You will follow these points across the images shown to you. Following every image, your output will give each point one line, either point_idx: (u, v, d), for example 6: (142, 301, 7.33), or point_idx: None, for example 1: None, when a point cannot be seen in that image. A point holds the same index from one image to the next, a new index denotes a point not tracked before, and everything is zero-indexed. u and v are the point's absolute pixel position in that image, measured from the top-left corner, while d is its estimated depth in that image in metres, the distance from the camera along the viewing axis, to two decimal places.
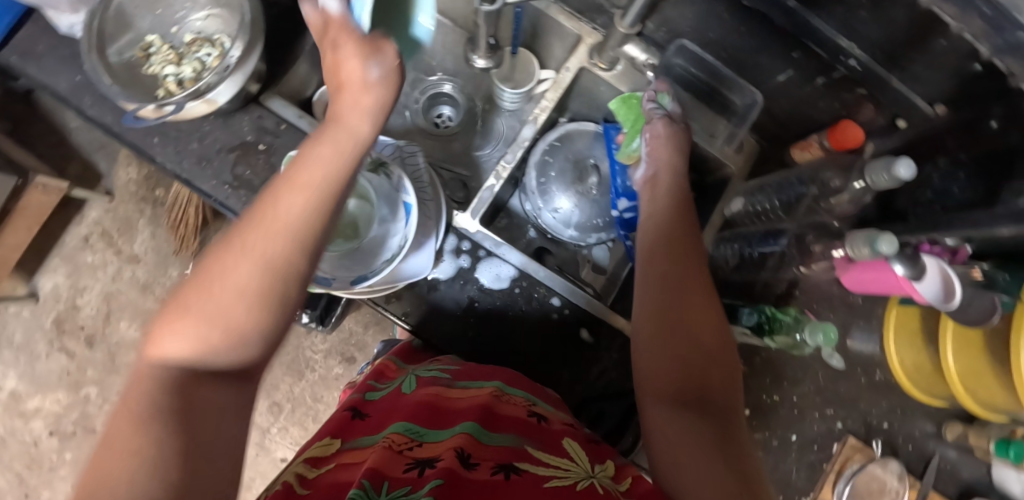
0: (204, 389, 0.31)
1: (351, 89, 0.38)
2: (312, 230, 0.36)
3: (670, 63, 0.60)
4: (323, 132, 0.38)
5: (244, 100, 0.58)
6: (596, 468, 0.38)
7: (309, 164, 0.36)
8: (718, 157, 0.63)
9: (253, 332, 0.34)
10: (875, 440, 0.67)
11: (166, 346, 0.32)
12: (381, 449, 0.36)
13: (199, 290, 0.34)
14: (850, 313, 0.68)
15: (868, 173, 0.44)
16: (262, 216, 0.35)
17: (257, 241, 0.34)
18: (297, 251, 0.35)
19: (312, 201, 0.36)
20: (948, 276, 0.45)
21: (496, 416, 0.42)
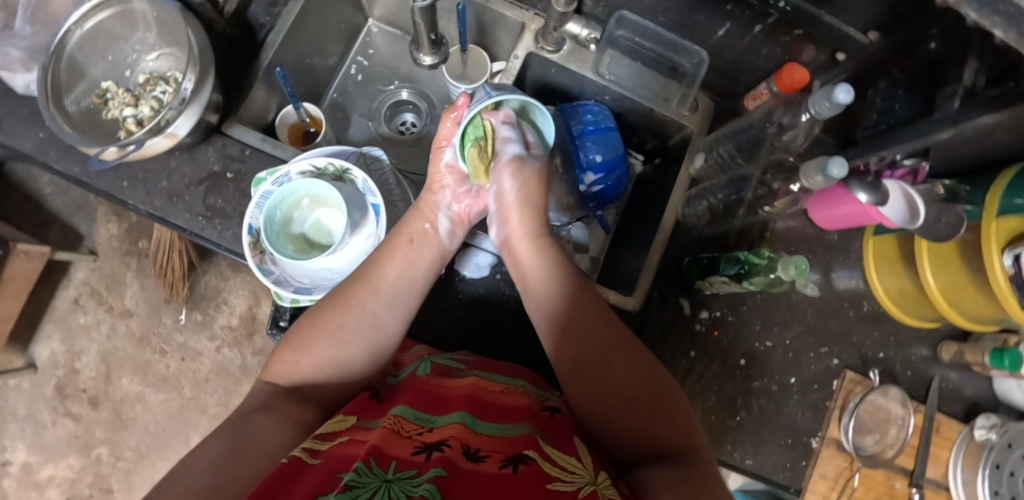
0: (293, 399, 0.41)
1: (436, 181, 0.56)
2: (403, 297, 0.49)
3: (615, 35, 0.65)
4: (411, 211, 0.54)
5: (205, 132, 0.60)
6: (598, 478, 0.33)
7: (400, 242, 0.51)
8: (676, 120, 0.66)
9: (347, 362, 0.45)
10: (872, 370, 0.69)
11: (279, 371, 0.44)
12: (386, 430, 0.32)
13: (304, 332, 0.45)
14: (829, 251, 0.71)
15: (811, 104, 0.48)
16: (364, 278, 0.48)
17: (364, 296, 0.48)
18: (391, 309, 0.48)
19: (401, 274, 0.50)
20: (912, 198, 0.56)
21: (510, 409, 0.39)
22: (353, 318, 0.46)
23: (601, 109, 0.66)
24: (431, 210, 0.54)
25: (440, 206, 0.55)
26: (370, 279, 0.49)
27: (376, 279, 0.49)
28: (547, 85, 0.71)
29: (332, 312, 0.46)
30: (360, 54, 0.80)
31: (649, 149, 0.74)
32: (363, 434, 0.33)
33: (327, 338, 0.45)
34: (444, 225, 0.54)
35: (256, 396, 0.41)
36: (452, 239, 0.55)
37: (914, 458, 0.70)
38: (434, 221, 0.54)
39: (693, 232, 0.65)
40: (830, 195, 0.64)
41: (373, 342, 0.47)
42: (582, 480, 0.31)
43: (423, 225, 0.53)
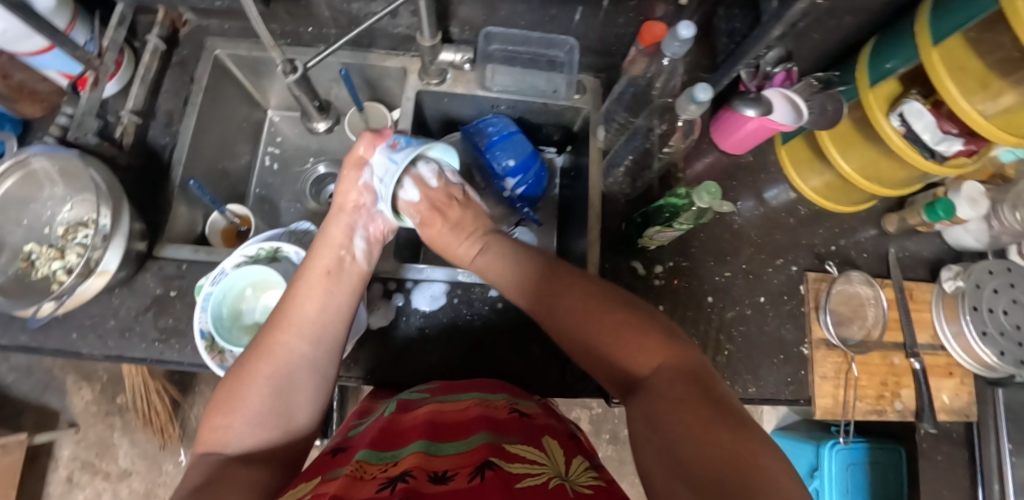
0: (230, 468, 0.38)
1: (348, 204, 0.52)
2: (329, 331, 0.47)
3: (489, 50, 0.70)
4: (319, 239, 0.51)
5: (138, 260, 0.61)
6: (569, 468, 0.35)
7: (314, 274, 0.48)
8: (570, 105, 0.71)
9: (289, 409, 0.43)
10: (829, 263, 0.72)
11: (214, 434, 0.41)
12: (345, 478, 0.33)
13: (233, 387, 0.42)
14: (751, 172, 0.75)
15: (665, 49, 0.52)
16: (283, 322, 0.45)
17: (286, 338, 0.45)
18: (320, 343, 0.46)
19: (322, 307, 0.47)
20: (792, 99, 0.62)
21: (473, 423, 0.40)
22: (283, 363, 0.43)
23: (500, 118, 0.69)
24: (344, 238, 0.51)
25: (352, 229, 0.52)
26: (289, 320, 0.46)
27: (293, 319, 0.46)
28: (447, 114, 0.75)
29: (256, 365, 0.43)
30: (270, 144, 0.83)
31: (559, 140, 0.78)
32: (325, 486, 0.34)
33: (260, 389, 0.42)
34: (361, 248, 0.52)
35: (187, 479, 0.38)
36: (369, 257, 0.53)
37: (900, 331, 0.73)
38: (350, 247, 0.51)
39: (621, 195, 0.68)
40: (728, 123, 0.69)
41: (308, 382, 0.44)
42: (543, 470, 0.34)
43: (338, 256, 0.50)
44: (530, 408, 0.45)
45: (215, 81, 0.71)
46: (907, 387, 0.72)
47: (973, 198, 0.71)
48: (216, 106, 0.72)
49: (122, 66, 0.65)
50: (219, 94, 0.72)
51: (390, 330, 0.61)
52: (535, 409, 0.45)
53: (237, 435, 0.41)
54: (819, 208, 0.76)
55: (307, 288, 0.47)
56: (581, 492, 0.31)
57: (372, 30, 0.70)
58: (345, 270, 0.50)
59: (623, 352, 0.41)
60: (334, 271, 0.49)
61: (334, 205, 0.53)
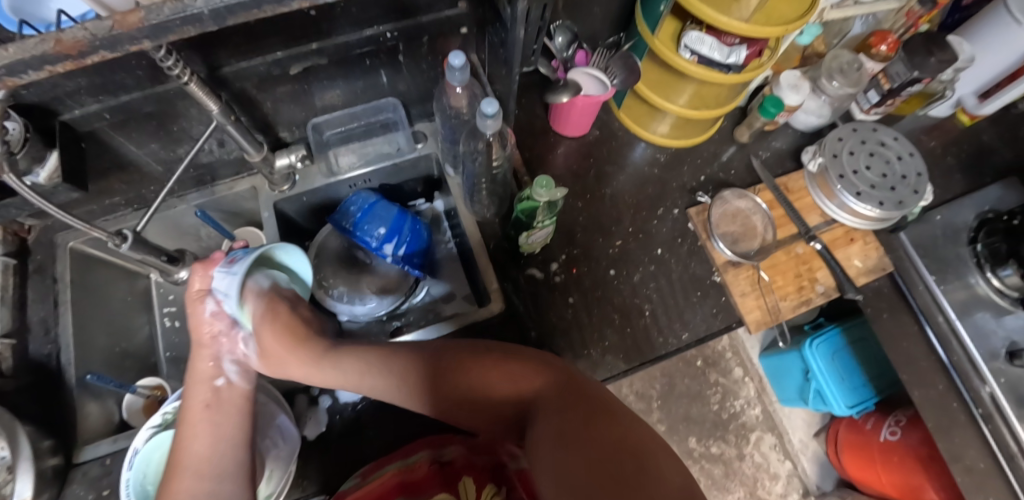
0: None
1: (204, 337, 0.50)
2: (226, 462, 0.46)
3: (324, 138, 0.75)
4: (188, 374, 0.50)
5: (59, 475, 0.60)
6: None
7: (193, 413, 0.48)
8: (416, 156, 0.74)
9: None
10: (700, 195, 0.76)
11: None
12: None
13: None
14: (605, 143, 0.80)
15: (450, 79, 0.55)
16: (179, 468, 0.46)
17: (184, 484, 0.45)
18: (217, 476, 0.45)
19: (212, 440, 0.46)
20: (594, 73, 0.67)
21: (392, 492, 0.44)
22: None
23: (358, 195, 0.71)
24: (213, 367, 0.50)
25: (218, 355, 0.50)
26: (182, 466, 0.46)
27: (188, 462, 0.46)
28: (313, 211, 0.77)
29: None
30: (165, 304, 0.83)
31: (424, 189, 0.82)
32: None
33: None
34: (236, 371, 0.51)
35: None
36: (248, 376, 0.52)
37: (792, 224, 0.77)
38: (223, 375, 0.50)
39: (495, 219, 0.71)
40: (560, 112, 0.74)
41: None
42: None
43: (213, 386, 0.49)
44: (449, 453, 0.47)
45: (81, 272, 0.72)
46: (820, 269, 0.75)
47: (794, 84, 0.76)
48: (93, 294, 0.73)
49: None
50: (92, 282, 0.73)
51: (328, 428, 0.61)
52: (457, 453, 0.48)
53: None
54: (676, 149, 0.81)
55: (191, 432, 0.47)
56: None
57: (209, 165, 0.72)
58: (227, 393, 0.49)
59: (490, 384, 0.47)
60: (213, 400, 0.48)
61: (192, 337, 0.51)
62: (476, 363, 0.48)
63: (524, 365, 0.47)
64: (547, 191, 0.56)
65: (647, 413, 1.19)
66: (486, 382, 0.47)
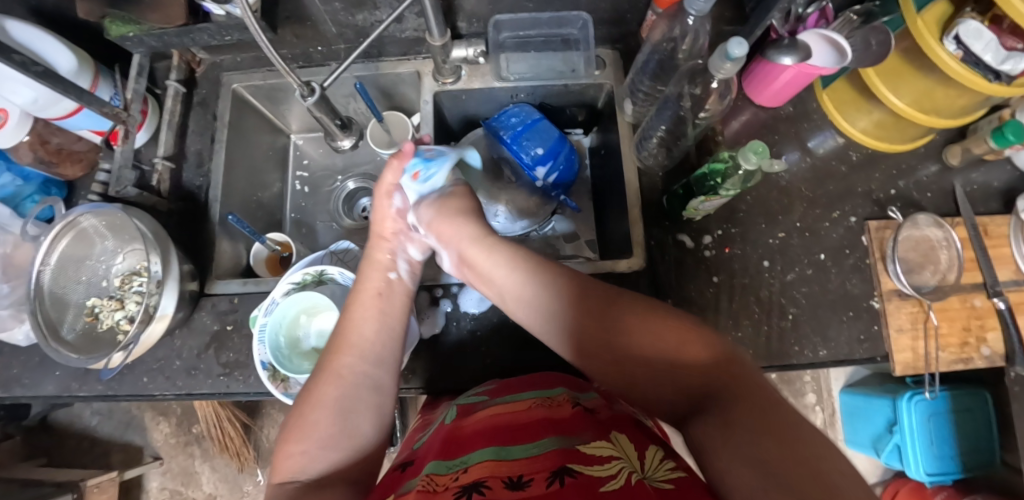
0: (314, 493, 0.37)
1: (387, 231, 0.53)
2: (389, 351, 0.47)
3: (500, 39, 0.69)
4: (365, 262, 0.52)
5: (192, 299, 0.63)
6: (647, 464, 0.35)
7: (366, 295, 0.49)
8: (592, 82, 0.68)
9: (364, 425, 0.42)
10: (891, 209, 0.67)
11: (283, 468, 0.40)
12: (418, 494, 0.34)
13: (300, 407, 0.43)
14: (794, 124, 0.71)
15: (688, 6, 0.51)
16: (345, 345, 0.46)
17: (346, 362, 0.45)
18: (379, 366, 0.45)
19: (379, 328, 0.47)
20: (836, 40, 0.57)
21: (539, 423, 0.40)
22: (350, 385, 0.43)
23: (521, 107, 0.67)
24: (388, 259, 0.52)
25: (398, 249, 0.53)
26: (350, 342, 0.46)
27: (355, 342, 0.46)
28: (466, 112, 0.73)
29: (322, 390, 0.43)
30: (298, 168, 0.84)
31: (584, 120, 0.76)
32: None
33: (326, 414, 0.42)
34: (407, 269, 0.53)
35: None
36: (414, 278, 0.53)
37: (980, 271, 0.67)
38: (397, 270, 0.52)
39: (658, 171, 0.66)
40: (762, 75, 0.65)
41: (374, 402, 0.44)
42: (621, 465, 0.34)
43: (388, 275, 0.51)
44: (590, 400, 0.45)
45: (238, 114, 0.72)
46: (993, 330, 0.65)
47: None
48: (243, 139, 0.73)
49: (148, 114, 0.67)
50: (244, 128, 0.74)
51: (443, 334, 0.61)
52: (595, 401, 0.45)
53: (311, 461, 0.40)
54: (872, 151, 0.70)
55: (363, 312, 0.48)
56: (663, 489, 0.31)
57: (381, 38, 0.69)
58: (400, 289, 0.51)
59: (662, 346, 0.41)
60: (385, 290, 0.50)
61: (374, 233, 0.54)
62: (646, 325, 0.42)
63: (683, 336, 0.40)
64: (768, 163, 0.53)
65: None
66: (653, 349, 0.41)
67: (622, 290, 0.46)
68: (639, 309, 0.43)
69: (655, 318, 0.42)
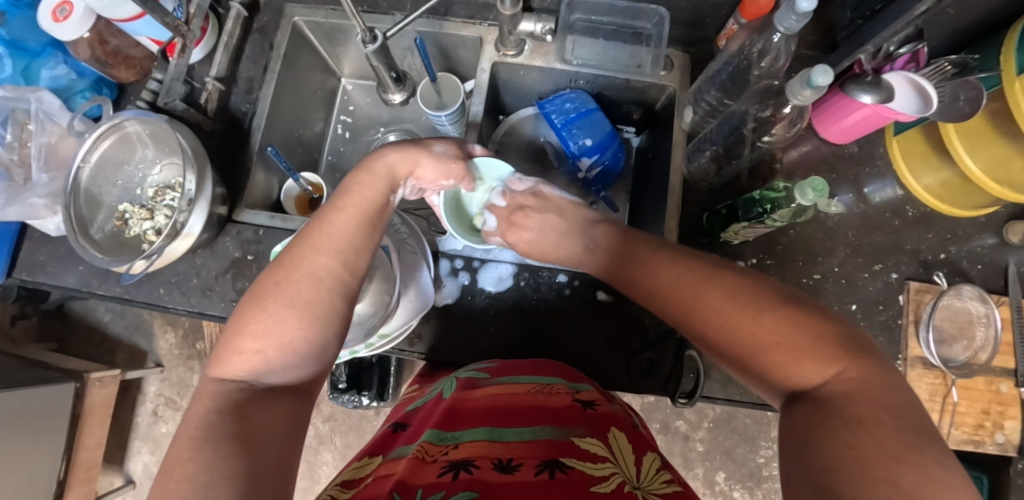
0: (257, 402, 0.35)
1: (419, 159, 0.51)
2: (361, 257, 0.44)
3: (571, 20, 0.66)
4: (360, 171, 0.49)
5: (220, 224, 0.64)
6: (641, 474, 0.34)
7: (352, 204, 0.46)
8: (655, 82, 0.66)
9: (329, 337, 0.40)
10: (937, 274, 0.64)
11: (231, 364, 0.36)
12: (410, 460, 0.34)
13: (258, 301, 0.38)
14: (854, 166, 0.68)
15: (778, 23, 0.48)
16: (316, 240, 0.42)
17: (313, 261, 0.41)
18: (347, 273, 0.42)
19: (359, 233, 0.44)
20: (925, 90, 0.53)
21: (535, 410, 0.40)
22: (320, 287, 0.40)
23: (578, 94, 0.65)
24: (388, 175, 0.49)
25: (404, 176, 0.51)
26: (323, 240, 0.42)
27: (327, 241, 0.42)
28: (521, 88, 0.72)
29: (286, 286, 0.39)
30: (343, 112, 0.84)
31: (639, 119, 0.74)
32: (388, 467, 0.34)
33: (288, 315, 0.38)
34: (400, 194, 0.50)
35: (198, 409, 0.34)
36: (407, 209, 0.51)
37: (1013, 356, 0.64)
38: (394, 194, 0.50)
39: (704, 187, 0.64)
40: (835, 107, 0.62)
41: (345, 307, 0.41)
42: (613, 469, 0.33)
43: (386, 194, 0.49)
44: (588, 394, 0.44)
45: (294, 47, 0.72)
46: (1013, 419, 0.63)
47: None
48: (295, 73, 0.73)
49: (208, 31, 0.67)
50: (298, 62, 0.73)
51: (456, 305, 0.60)
52: (595, 396, 0.44)
53: (261, 365, 0.37)
54: (930, 209, 0.67)
55: (334, 213, 0.45)
56: None
57: None
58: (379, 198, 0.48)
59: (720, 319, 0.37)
60: (371, 200, 0.47)
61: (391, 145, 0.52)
62: (703, 285, 0.40)
63: (747, 306, 0.36)
64: (825, 204, 0.54)
65: (693, 427, 1.13)
66: (719, 320, 0.37)
67: (680, 259, 0.44)
68: (692, 278, 0.41)
69: (724, 283, 0.39)
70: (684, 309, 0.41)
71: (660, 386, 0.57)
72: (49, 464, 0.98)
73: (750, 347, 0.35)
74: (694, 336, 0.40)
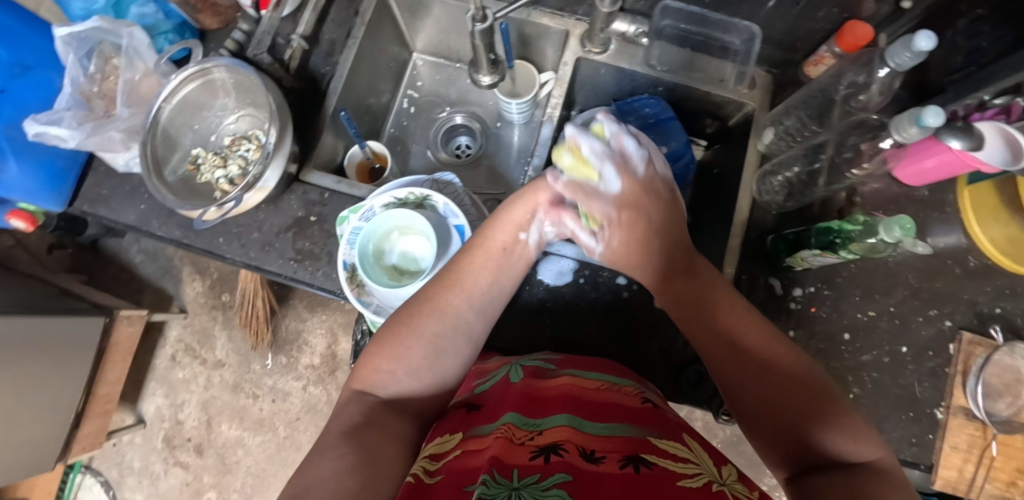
0: (381, 414, 0.40)
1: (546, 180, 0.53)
2: (491, 304, 0.49)
3: (660, 25, 0.65)
4: (502, 212, 0.52)
5: (287, 181, 0.64)
6: (722, 475, 0.34)
7: (491, 247, 0.50)
8: (734, 99, 0.66)
9: (448, 366, 0.45)
10: (993, 328, 0.64)
11: (369, 377, 0.43)
12: (496, 441, 0.34)
13: (399, 327, 0.45)
14: (922, 209, 0.67)
15: (889, 57, 0.48)
16: (455, 283, 0.48)
17: (448, 299, 0.47)
18: (474, 315, 0.47)
19: (492, 280, 0.49)
20: (1015, 139, 0.51)
21: (611, 406, 0.40)
22: (451, 324, 0.46)
23: (656, 100, 0.66)
24: (526, 219, 0.51)
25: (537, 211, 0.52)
26: (462, 285, 0.48)
27: (466, 286, 0.48)
28: (597, 87, 0.72)
29: (423, 319, 0.45)
30: (410, 87, 0.84)
31: (709, 134, 0.73)
32: (475, 443, 0.34)
33: (418, 345, 0.44)
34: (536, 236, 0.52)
35: (342, 412, 0.41)
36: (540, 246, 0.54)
37: None
38: (528, 231, 0.52)
39: (772, 210, 0.63)
40: (917, 150, 0.62)
41: (466, 348, 0.46)
42: (698, 470, 0.32)
43: (516, 239, 0.51)
44: (659, 401, 0.44)
45: (378, 16, 0.72)
46: None
47: None
48: (374, 41, 0.73)
49: None
50: (378, 30, 0.73)
51: (514, 297, 0.60)
52: (665, 403, 0.45)
53: (395, 382, 0.43)
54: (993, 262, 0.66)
55: (478, 261, 0.49)
56: None
57: None
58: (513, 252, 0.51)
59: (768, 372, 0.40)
60: (505, 249, 0.50)
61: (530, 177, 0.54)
62: (756, 334, 0.43)
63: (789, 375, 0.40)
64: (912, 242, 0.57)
65: None
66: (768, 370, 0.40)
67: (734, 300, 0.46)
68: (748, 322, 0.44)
69: (771, 339, 0.43)
70: (734, 346, 0.43)
71: (705, 401, 0.58)
72: (72, 394, 0.99)
73: (790, 414, 0.38)
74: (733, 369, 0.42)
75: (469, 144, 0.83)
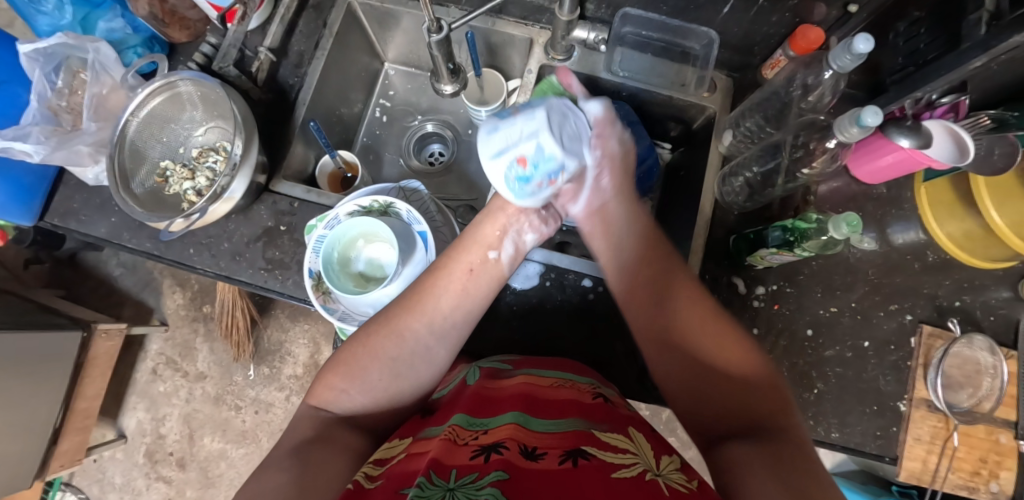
0: (334, 430, 0.42)
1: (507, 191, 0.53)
2: (455, 327, 0.48)
3: (621, 32, 0.68)
4: (470, 232, 0.52)
5: (256, 192, 0.65)
6: (659, 465, 0.34)
7: (457, 268, 0.50)
8: (696, 103, 0.67)
9: (407, 386, 0.46)
10: (951, 320, 0.65)
11: (324, 393, 0.45)
12: (442, 441, 0.34)
13: (358, 348, 0.46)
14: (881, 206, 0.69)
15: (832, 60, 0.50)
16: (417, 306, 0.47)
17: (409, 322, 0.47)
18: (435, 339, 0.47)
19: (457, 304, 0.48)
20: (960, 137, 0.53)
21: (560, 403, 0.41)
22: (409, 349, 0.46)
23: (621, 106, 0.67)
24: (496, 237, 0.52)
25: (507, 228, 0.52)
26: (424, 307, 0.47)
27: (429, 307, 0.48)
28: None
29: (380, 341, 0.46)
30: (382, 96, 0.85)
31: (675, 137, 0.75)
32: (421, 445, 0.35)
33: (376, 366, 0.45)
34: (508, 254, 0.52)
35: (297, 428, 0.42)
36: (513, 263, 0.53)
37: (1016, 409, 0.65)
38: (498, 249, 0.52)
39: (734, 210, 0.65)
40: (871, 149, 0.63)
41: (425, 370, 0.47)
42: (635, 460, 0.33)
43: (485, 256, 0.51)
44: (612, 398, 0.45)
45: (346, 27, 0.73)
46: (1008, 470, 0.64)
47: None
48: (344, 52, 0.74)
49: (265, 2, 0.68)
50: (347, 41, 0.74)
51: None
52: (619, 401, 0.46)
53: (350, 399, 0.45)
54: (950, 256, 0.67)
55: (441, 285, 0.48)
56: (677, 490, 0.30)
57: None
58: (480, 275, 0.50)
59: (705, 350, 0.43)
60: (472, 273, 0.50)
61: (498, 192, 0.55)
62: (696, 312, 0.45)
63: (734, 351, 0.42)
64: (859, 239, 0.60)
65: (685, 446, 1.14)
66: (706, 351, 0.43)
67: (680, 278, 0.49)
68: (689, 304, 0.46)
69: (713, 315, 0.45)
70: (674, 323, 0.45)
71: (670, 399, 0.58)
72: (50, 410, 0.99)
73: (725, 384, 0.40)
74: (676, 354, 0.44)
75: (441, 152, 0.84)
